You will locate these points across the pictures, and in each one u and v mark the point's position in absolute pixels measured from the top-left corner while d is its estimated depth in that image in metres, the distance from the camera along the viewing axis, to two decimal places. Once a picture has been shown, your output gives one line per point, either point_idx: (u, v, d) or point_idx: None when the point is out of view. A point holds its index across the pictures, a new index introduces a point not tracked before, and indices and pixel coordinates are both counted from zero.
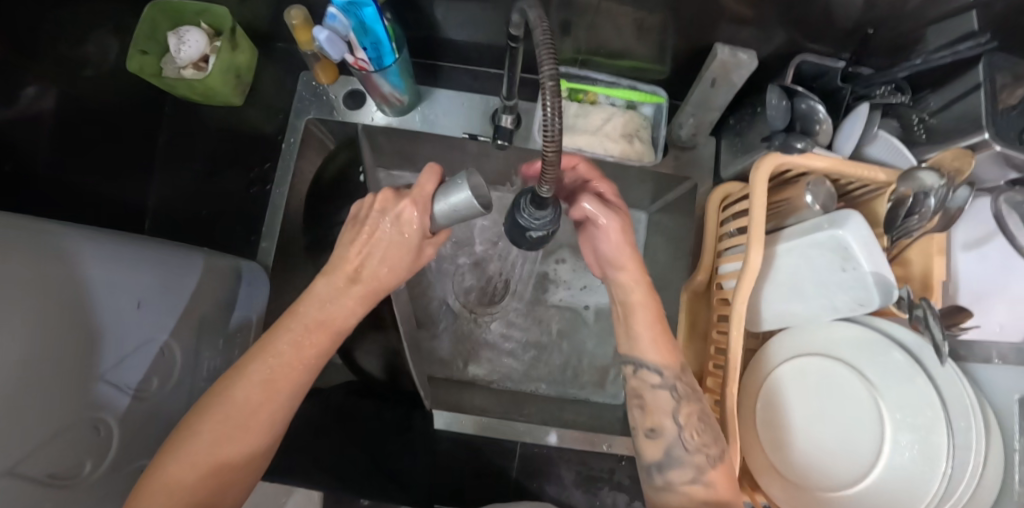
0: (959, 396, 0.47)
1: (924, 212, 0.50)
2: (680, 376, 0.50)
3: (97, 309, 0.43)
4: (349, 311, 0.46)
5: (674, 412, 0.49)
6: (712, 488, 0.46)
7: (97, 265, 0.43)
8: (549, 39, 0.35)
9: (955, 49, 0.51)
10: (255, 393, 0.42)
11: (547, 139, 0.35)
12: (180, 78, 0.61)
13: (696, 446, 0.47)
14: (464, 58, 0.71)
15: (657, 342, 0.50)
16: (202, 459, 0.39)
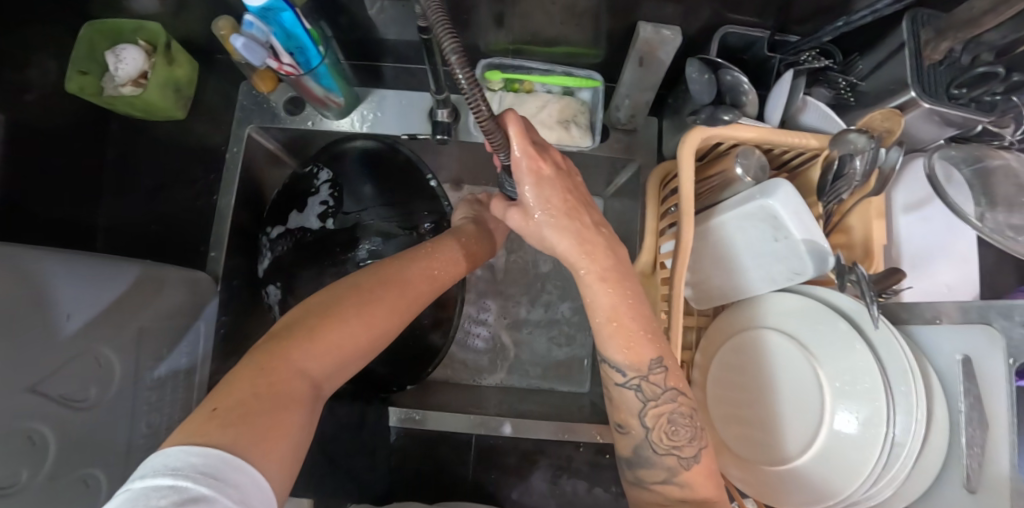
0: (896, 359, 0.45)
1: (851, 175, 0.49)
2: (646, 376, 0.46)
3: (28, 321, 0.43)
4: (480, 252, 0.62)
5: (640, 414, 0.47)
6: (688, 487, 0.46)
7: (53, 276, 0.45)
8: (444, 18, 0.33)
9: (875, 8, 0.48)
10: (414, 275, 0.50)
11: (477, 112, 0.35)
12: (119, 95, 0.62)
13: (665, 449, 0.46)
14: (403, 58, 0.71)
15: (618, 335, 0.46)
16: (366, 299, 0.44)
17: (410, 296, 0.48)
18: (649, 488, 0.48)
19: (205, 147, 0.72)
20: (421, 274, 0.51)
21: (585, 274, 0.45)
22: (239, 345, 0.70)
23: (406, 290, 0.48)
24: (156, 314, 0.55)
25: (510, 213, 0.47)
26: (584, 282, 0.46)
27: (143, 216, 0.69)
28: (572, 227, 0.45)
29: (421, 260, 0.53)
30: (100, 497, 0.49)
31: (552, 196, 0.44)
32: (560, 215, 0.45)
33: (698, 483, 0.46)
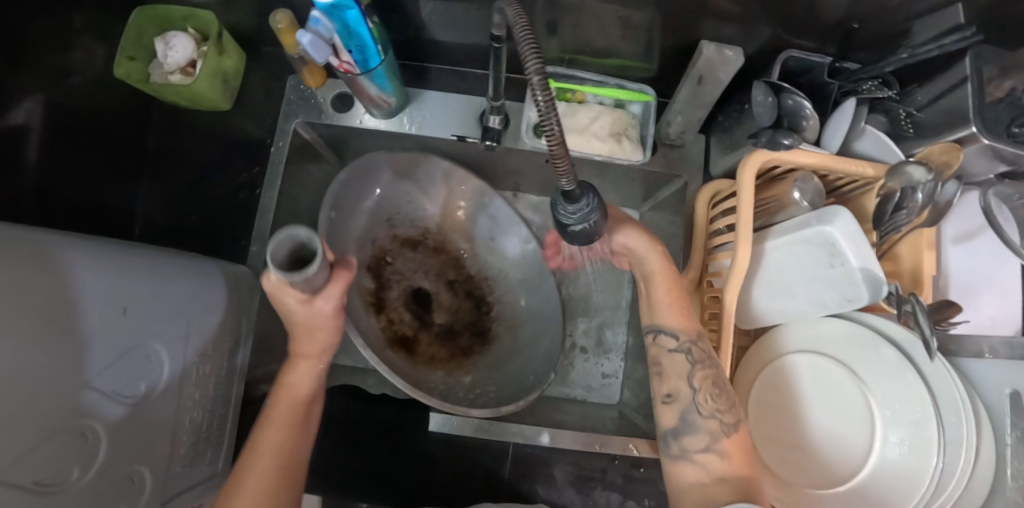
0: (949, 392, 0.46)
1: (913, 207, 0.50)
2: (697, 341, 0.51)
3: (84, 317, 0.41)
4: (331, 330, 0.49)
5: (689, 377, 0.50)
6: (728, 458, 0.46)
7: (81, 273, 0.41)
8: (531, 34, 0.35)
9: (943, 42, 0.50)
10: (287, 409, 0.48)
11: (550, 138, 0.36)
12: (167, 83, 0.61)
13: (709, 411, 0.48)
14: (451, 60, 0.70)
15: (674, 303, 0.53)
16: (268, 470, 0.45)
17: (260, 488, 0.44)
18: (690, 459, 0.47)
19: (245, 139, 0.70)
20: (268, 451, 0.46)
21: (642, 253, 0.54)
22: (272, 341, 0.69)
23: (256, 488, 0.44)
24: (203, 310, 0.54)
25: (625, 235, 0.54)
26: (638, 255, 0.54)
27: (181, 206, 0.68)
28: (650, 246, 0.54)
29: (283, 394, 0.49)
30: (141, 495, 0.48)
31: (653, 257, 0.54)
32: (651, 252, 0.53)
33: (735, 454, 0.46)
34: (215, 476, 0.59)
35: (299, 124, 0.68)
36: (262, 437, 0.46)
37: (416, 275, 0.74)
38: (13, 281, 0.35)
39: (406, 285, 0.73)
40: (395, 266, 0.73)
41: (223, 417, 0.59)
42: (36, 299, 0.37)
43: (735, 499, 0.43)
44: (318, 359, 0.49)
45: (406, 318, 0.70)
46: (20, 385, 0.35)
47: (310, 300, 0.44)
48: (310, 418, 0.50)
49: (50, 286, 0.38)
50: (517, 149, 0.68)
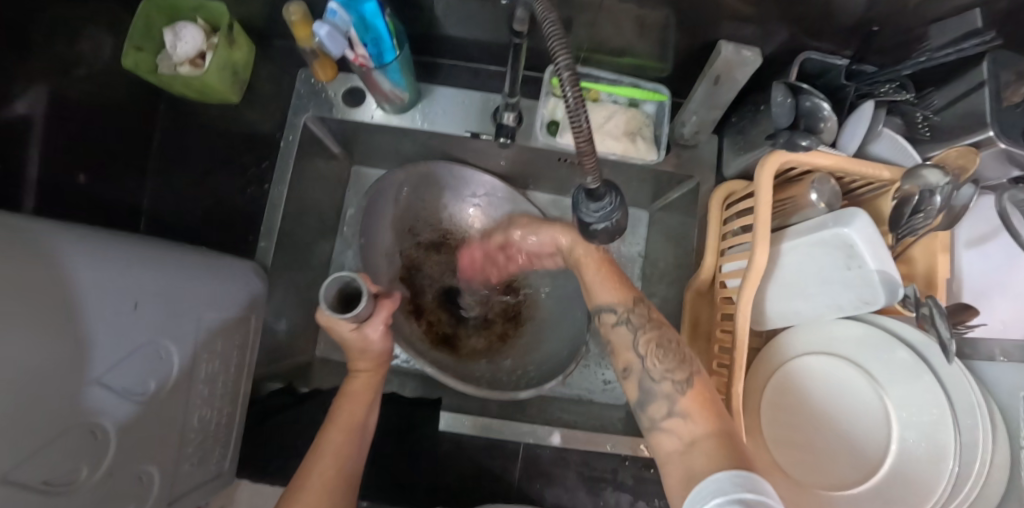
0: (965, 394, 0.46)
1: (929, 211, 0.49)
2: (632, 307, 0.53)
3: (94, 310, 0.40)
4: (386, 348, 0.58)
5: (635, 346, 0.51)
6: (690, 417, 0.45)
7: (75, 269, 0.39)
8: (560, 28, 0.34)
9: (960, 46, 0.50)
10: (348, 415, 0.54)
11: (578, 135, 0.36)
12: (176, 74, 0.60)
13: (661, 375, 0.48)
14: (465, 56, 0.69)
15: (605, 280, 0.57)
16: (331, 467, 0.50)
17: (322, 486, 0.48)
18: (662, 428, 0.47)
19: (253, 133, 0.69)
20: (331, 450, 0.51)
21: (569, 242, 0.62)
22: (279, 338, 0.68)
23: (320, 485, 0.48)
24: (212, 306, 0.52)
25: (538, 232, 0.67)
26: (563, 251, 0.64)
27: (188, 200, 0.67)
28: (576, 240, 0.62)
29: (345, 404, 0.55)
30: (149, 494, 0.47)
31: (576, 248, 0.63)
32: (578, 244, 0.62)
33: (696, 413, 0.45)
34: (222, 475, 0.58)
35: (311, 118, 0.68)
36: (325, 440, 0.52)
37: (445, 275, 0.78)
38: (15, 275, 0.34)
39: (437, 286, 0.77)
40: (424, 270, 0.77)
41: (230, 415, 0.58)
42: (44, 291, 0.36)
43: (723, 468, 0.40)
44: (377, 371, 0.57)
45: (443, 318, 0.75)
46: (30, 379, 0.34)
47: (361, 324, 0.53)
48: (366, 428, 0.54)
49: (57, 281, 0.37)
50: (530, 147, 0.68)
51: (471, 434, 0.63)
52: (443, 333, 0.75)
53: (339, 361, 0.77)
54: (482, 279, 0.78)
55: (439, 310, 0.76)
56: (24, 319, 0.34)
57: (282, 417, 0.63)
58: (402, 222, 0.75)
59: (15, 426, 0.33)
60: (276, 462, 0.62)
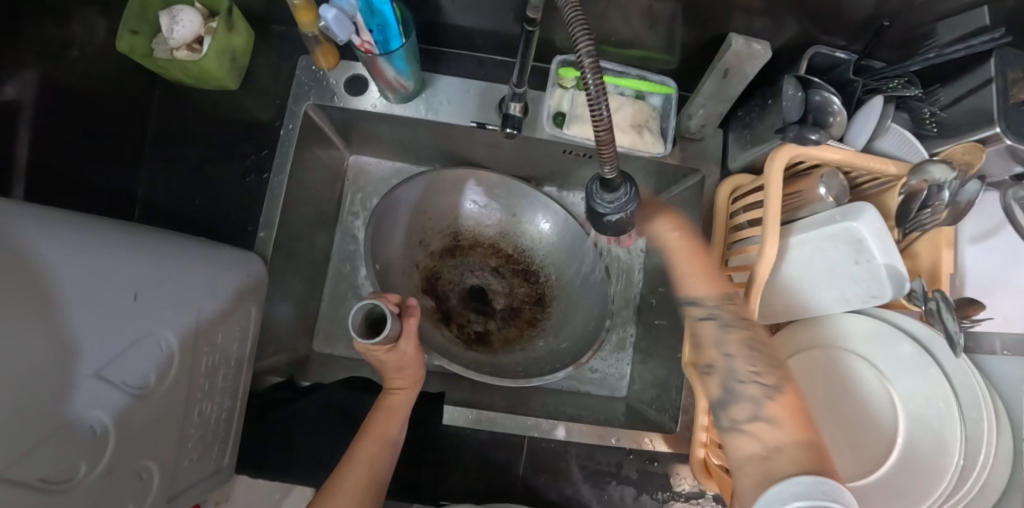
0: (970, 387, 0.47)
1: (937, 206, 0.50)
2: (723, 305, 0.52)
3: (82, 305, 0.38)
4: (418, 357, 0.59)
5: (725, 345, 0.50)
6: (777, 421, 0.43)
7: (72, 256, 0.39)
8: (582, 15, 0.34)
9: (968, 43, 0.50)
10: (379, 423, 0.56)
11: (597, 125, 0.35)
12: (173, 59, 0.59)
13: (748, 377, 0.47)
14: (469, 45, 0.67)
15: (695, 272, 0.55)
16: (362, 477, 0.52)
17: (353, 491, 0.51)
18: (740, 428, 0.45)
19: (251, 120, 0.67)
20: (364, 460, 0.53)
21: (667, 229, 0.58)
22: (277, 331, 0.67)
23: (352, 487, 0.51)
24: (215, 297, 0.51)
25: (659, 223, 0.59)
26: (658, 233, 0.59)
27: (185, 188, 0.65)
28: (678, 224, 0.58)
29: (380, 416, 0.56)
30: (150, 490, 0.45)
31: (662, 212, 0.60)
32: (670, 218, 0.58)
33: (785, 417, 0.43)
34: (222, 471, 0.56)
35: (311, 108, 0.66)
36: (359, 449, 0.53)
37: (465, 277, 0.78)
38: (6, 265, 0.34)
39: (459, 289, 0.78)
40: (444, 276, 0.77)
41: (231, 408, 0.57)
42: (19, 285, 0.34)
43: (797, 468, 0.38)
44: (411, 388, 0.58)
45: (473, 317, 0.76)
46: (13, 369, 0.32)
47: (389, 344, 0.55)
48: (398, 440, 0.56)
49: (47, 271, 0.37)
50: (535, 138, 0.67)
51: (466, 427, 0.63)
52: (475, 332, 0.75)
53: (338, 355, 0.76)
54: (501, 271, 0.78)
55: (466, 310, 0.76)
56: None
57: (284, 412, 0.62)
58: (413, 234, 0.75)
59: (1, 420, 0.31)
60: (276, 457, 0.60)
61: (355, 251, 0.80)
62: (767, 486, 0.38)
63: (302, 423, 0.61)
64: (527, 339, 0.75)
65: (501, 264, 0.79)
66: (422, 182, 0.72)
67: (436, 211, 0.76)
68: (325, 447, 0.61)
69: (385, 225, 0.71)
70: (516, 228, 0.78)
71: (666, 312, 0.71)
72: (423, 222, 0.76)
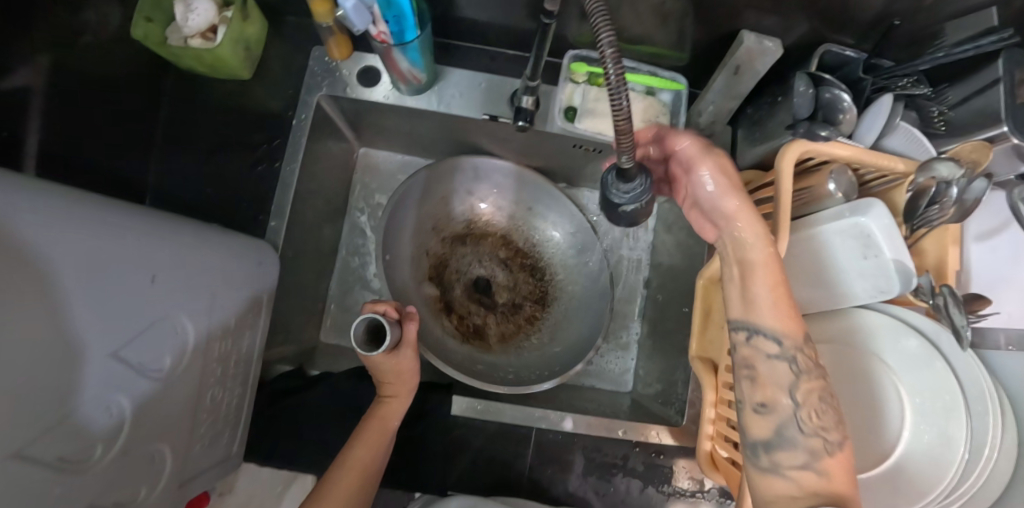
0: (976, 380, 0.48)
1: (945, 202, 0.50)
2: (803, 348, 0.43)
3: (97, 289, 0.36)
4: (414, 360, 0.58)
5: (793, 390, 0.42)
6: (828, 478, 0.39)
7: (99, 231, 0.38)
8: (604, 10, 0.33)
9: (978, 44, 0.50)
10: (373, 430, 0.56)
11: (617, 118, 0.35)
12: (187, 47, 0.59)
13: (812, 429, 0.41)
14: (482, 38, 0.67)
15: (776, 300, 0.43)
16: (352, 482, 0.53)
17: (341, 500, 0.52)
18: (783, 475, 0.40)
19: (263, 111, 0.68)
20: (357, 465, 0.54)
21: (748, 239, 0.44)
22: (286, 320, 0.67)
23: (341, 491, 0.52)
24: (227, 281, 0.51)
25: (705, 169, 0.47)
26: (737, 236, 0.44)
27: (196, 177, 0.65)
28: (759, 229, 0.44)
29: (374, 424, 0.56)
30: (162, 473, 0.46)
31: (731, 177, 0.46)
32: (750, 216, 0.44)
33: (837, 472, 0.39)
34: (230, 458, 0.56)
35: (323, 98, 0.67)
36: (352, 455, 0.54)
37: (472, 266, 0.78)
38: (43, 240, 0.33)
39: (465, 279, 0.78)
40: (452, 263, 0.78)
41: (241, 395, 0.57)
42: (52, 266, 0.33)
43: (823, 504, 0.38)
44: (405, 396, 0.58)
45: (474, 309, 0.76)
46: (41, 350, 0.32)
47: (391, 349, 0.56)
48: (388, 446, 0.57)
49: (74, 248, 0.35)
50: (546, 132, 0.68)
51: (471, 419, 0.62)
52: (475, 325, 0.75)
53: (345, 346, 0.76)
54: (509, 264, 0.78)
55: (469, 302, 0.76)
56: (24, 304, 0.31)
57: (291, 401, 0.62)
58: (424, 222, 0.76)
59: (27, 399, 0.31)
60: (284, 446, 0.61)
61: (363, 242, 0.81)
62: None
63: (312, 412, 0.62)
64: (524, 334, 0.76)
65: (509, 257, 0.79)
66: (432, 174, 0.72)
67: (451, 198, 0.77)
68: (334, 435, 0.62)
69: (397, 214, 0.71)
70: (526, 222, 0.78)
71: (673, 307, 0.72)
72: (434, 208, 0.76)
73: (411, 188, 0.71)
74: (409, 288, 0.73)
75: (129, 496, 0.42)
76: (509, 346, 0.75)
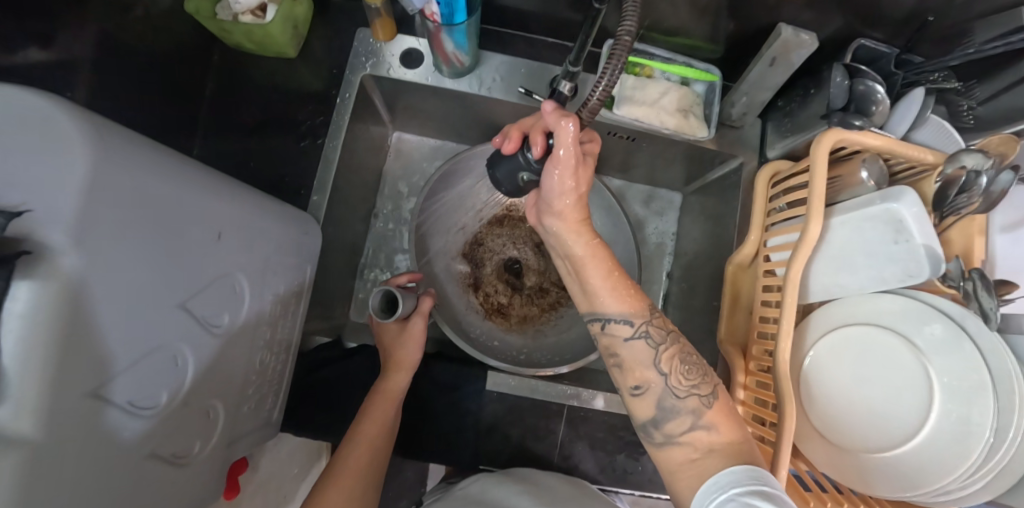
0: (1001, 361, 0.49)
1: (973, 191, 0.52)
2: (651, 321, 0.50)
3: (172, 239, 0.37)
4: (421, 331, 0.61)
5: (655, 363, 0.49)
6: (715, 430, 0.47)
7: (183, 185, 0.38)
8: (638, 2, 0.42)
9: (1008, 40, 0.52)
10: (382, 404, 0.58)
11: (598, 86, 0.44)
12: (237, 23, 0.60)
13: (685, 393, 0.48)
14: (522, 25, 0.69)
15: (616, 287, 0.51)
16: (364, 454, 0.54)
17: (354, 469, 0.53)
18: (676, 442, 0.48)
19: (304, 89, 0.69)
20: (367, 438, 0.55)
21: (571, 241, 0.52)
22: (324, 295, 0.68)
23: (353, 464, 0.53)
24: (279, 247, 0.53)
25: (561, 152, 0.48)
26: (561, 237, 0.53)
27: (240, 153, 0.66)
28: (578, 231, 0.52)
29: (380, 404, 0.58)
30: (215, 428, 0.47)
31: (577, 183, 0.50)
32: (572, 225, 0.52)
33: (721, 424, 0.47)
34: (271, 424, 0.58)
35: (367, 78, 0.68)
36: (361, 429, 0.56)
37: (506, 247, 0.80)
38: (136, 184, 0.34)
39: (498, 258, 0.79)
40: (486, 243, 0.79)
41: (283, 364, 0.58)
42: (142, 210, 0.34)
43: (728, 461, 0.44)
44: (407, 368, 0.60)
45: (500, 288, 0.78)
46: (120, 288, 0.33)
47: (405, 318, 0.61)
48: (395, 422, 0.58)
49: (160, 196, 0.36)
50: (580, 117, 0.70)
51: (512, 392, 0.67)
52: (498, 304, 0.77)
53: None
54: (541, 248, 0.79)
55: (496, 280, 0.78)
56: (113, 246, 0.32)
57: (330, 371, 0.65)
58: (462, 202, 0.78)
59: (104, 334, 0.32)
60: (320, 418, 0.63)
61: (395, 223, 0.82)
62: (706, 479, 0.44)
63: (352, 382, 0.66)
64: (546, 318, 0.77)
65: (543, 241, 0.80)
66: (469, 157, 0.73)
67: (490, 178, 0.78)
68: None
69: (439, 192, 0.73)
70: None
71: None
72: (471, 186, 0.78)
73: (449, 170, 0.72)
74: (445, 269, 0.77)
75: (186, 449, 0.43)
76: (534, 327, 0.76)
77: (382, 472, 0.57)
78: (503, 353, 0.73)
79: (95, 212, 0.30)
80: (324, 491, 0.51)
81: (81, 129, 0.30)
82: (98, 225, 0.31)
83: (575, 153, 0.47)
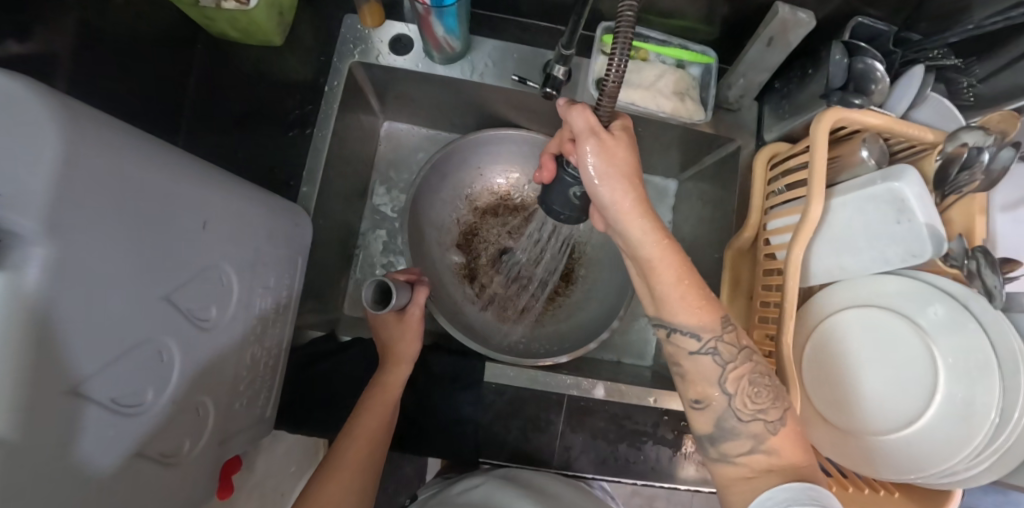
0: (1005, 340, 0.49)
1: (975, 168, 0.51)
2: (721, 336, 0.48)
3: (152, 229, 0.36)
4: (418, 324, 0.60)
5: (720, 382, 0.48)
6: (775, 454, 0.46)
7: (166, 173, 0.37)
8: None
9: (1007, 16, 0.50)
10: (380, 399, 0.56)
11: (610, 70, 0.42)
12: (220, 9, 0.57)
13: (749, 416, 0.47)
14: (514, 9, 0.67)
15: (685, 298, 0.48)
16: (364, 450, 0.53)
17: (353, 467, 0.52)
18: (733, 460, 0.48)
19: (288, 80, 0.69)
20: (365, 433, 0.54)
21: (638, 239, 0.48)
22: (317, 290, 0.67)
23: (353, 461, 0.52)
24: (269, 238, 0.51)
25: (587, 145, 0.47)
26: (627, 235, 0.49)
27: (227, 144, 0.64)
28: (647, 228, 0.48)
29: (376, 401, 0.56)
30: (206, 426, 0.46)
31: (617, 162, 0.47)
32: (634, 216, 0.47)
33: (785, 449, 0.46)
34: (263, 421, 0.57)
35: (356, 66, 0.67)
36: (359, 423, 0.54)
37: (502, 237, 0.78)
38: (114, 172, 0.32)
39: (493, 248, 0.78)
40: (482, 232, 0.78)
41: (275, 361, 0.57)
42: (120, 199, 0.33)
43: (784, 480, 0.45)
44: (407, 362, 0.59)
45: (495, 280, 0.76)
46: (97, 281, 0.32)
47: (401, 312, 0.60)
48: (394, 415, 0.57)
49: (140, 184, 0.34)
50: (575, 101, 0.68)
51: (520, 386, 0.65)
52: (495, 295, 0.76)
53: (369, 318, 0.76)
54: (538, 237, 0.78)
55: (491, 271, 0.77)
56: (88, 237, 0.30)
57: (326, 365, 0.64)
58: (456, 192, 0.77)
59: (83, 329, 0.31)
60: (316, 413, 0.63)
61: (387, 215, 0.81)
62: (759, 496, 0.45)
63: (347, 376, 0.64)
64: (544, 308, 0.76)
65: None
66: (462, 144, 0.72)
67: (481, 167, 0.77)
68: None
69: (432, 180, 0.72)
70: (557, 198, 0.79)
71: None
72: (464, 175, 0.77)
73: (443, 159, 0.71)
74: (441, 260, 0.76)
75: (174, 448, 0.42)
76: (533, 318, 0.75)
77: (381, 469, 0.55)
78: (503, 343, 0.73)
79: (71, 202, 0.29)
80: (321, 489, 0.50)
81: (61, 120, 0.28)
82: (73, 215, 0.29)
83: (597, 136, 0.46)
